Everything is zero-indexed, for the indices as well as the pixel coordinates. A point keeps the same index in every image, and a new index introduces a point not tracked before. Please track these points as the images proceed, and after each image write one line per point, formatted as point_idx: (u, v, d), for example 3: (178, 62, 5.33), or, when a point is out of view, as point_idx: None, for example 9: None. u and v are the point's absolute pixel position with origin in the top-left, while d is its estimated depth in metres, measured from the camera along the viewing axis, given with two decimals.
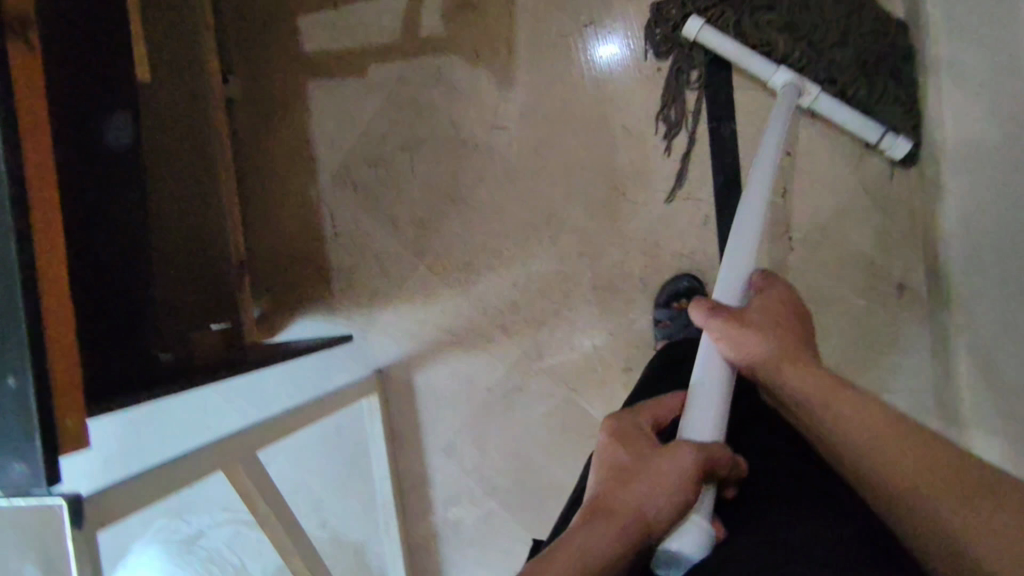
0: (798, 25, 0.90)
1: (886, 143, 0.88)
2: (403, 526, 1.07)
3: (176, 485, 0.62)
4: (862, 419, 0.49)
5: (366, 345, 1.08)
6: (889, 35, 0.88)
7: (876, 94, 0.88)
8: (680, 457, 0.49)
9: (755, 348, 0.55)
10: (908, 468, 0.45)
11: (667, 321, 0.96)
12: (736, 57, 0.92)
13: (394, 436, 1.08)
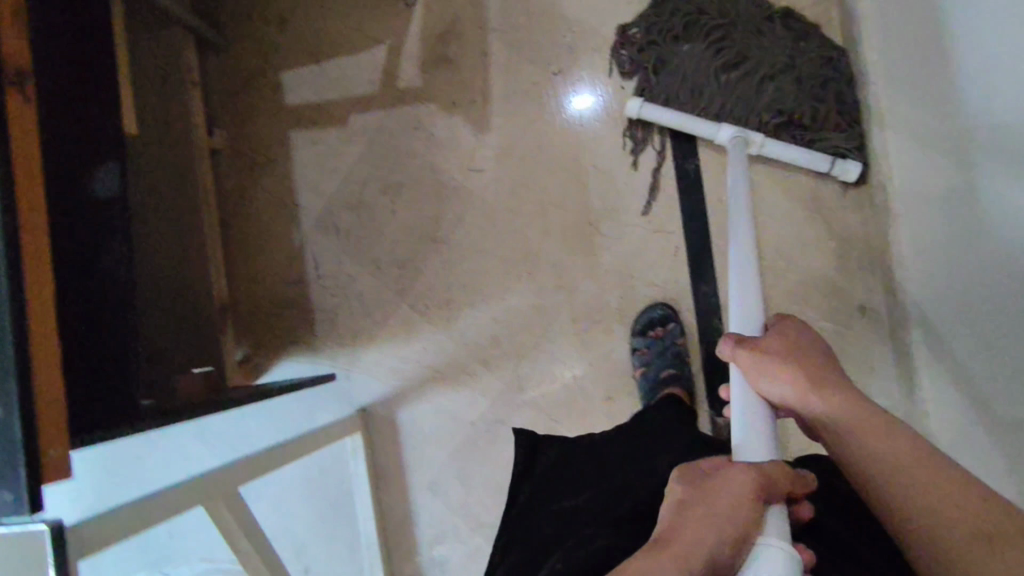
0: (750, 51, 1.00)
1: (837, 170, 0.97)
2: (388, 565, 1.10)
3: (163, 514, 0.66)
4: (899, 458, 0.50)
5: (350, 384, 1.13)
6: (826, 68, 0.98)
7: (820, 117, 0.98)
8: (735, 479, 0.48)
9: (785, 379, 0.54)
10: (942, 511, 0.47)
11: (644, 349, 0.99)
12: (684, 121, 1.00)
13: (378, 473, 1.11)
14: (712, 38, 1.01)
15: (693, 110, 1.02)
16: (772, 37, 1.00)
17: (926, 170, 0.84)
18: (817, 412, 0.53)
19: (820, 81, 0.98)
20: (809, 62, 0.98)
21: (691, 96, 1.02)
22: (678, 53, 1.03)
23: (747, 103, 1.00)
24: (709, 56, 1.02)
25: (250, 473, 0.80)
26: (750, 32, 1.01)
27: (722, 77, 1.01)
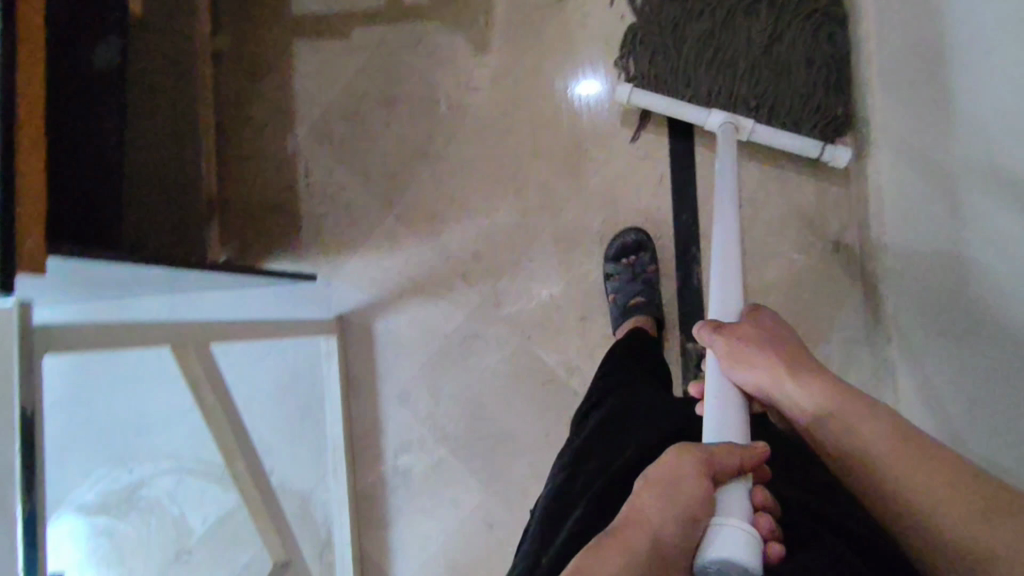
0: (742, 20, 1.01)
1: (826, 154, 0.97)
2: (353, 471, 1.11)
3: (134, 342, 0.67)
4: (874, 433, 0.53)
5: (330, 290, 1.15)
6: (816, 50, 0.98)
7: (809, 88, 0.98)
8: (677, 461, 0.48)
9: (757, 363, 0.59)
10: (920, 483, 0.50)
11: (617, 275, 1.02)
12: (672, 107, 1.00)
13: (350, 381, 1.13)
14: (702, 19, 1.02)
15: (678, 94, 1.03)
16: (764, 18, 1.00)
17: (907, 104, 0.87)
18: (793, 394, 0.58)
19: (808, 65, 0.98)
20: (799, 45, 0.99)
21: (677, 78, 1.03)
22: (670, 35, 1.04)
23: (731, 88, 1.00)
24: (697, 39, 1.02)
25: (221, 336, 0.82)
26: (742, 7, 1.01)
27: (709, 59, 1.02)
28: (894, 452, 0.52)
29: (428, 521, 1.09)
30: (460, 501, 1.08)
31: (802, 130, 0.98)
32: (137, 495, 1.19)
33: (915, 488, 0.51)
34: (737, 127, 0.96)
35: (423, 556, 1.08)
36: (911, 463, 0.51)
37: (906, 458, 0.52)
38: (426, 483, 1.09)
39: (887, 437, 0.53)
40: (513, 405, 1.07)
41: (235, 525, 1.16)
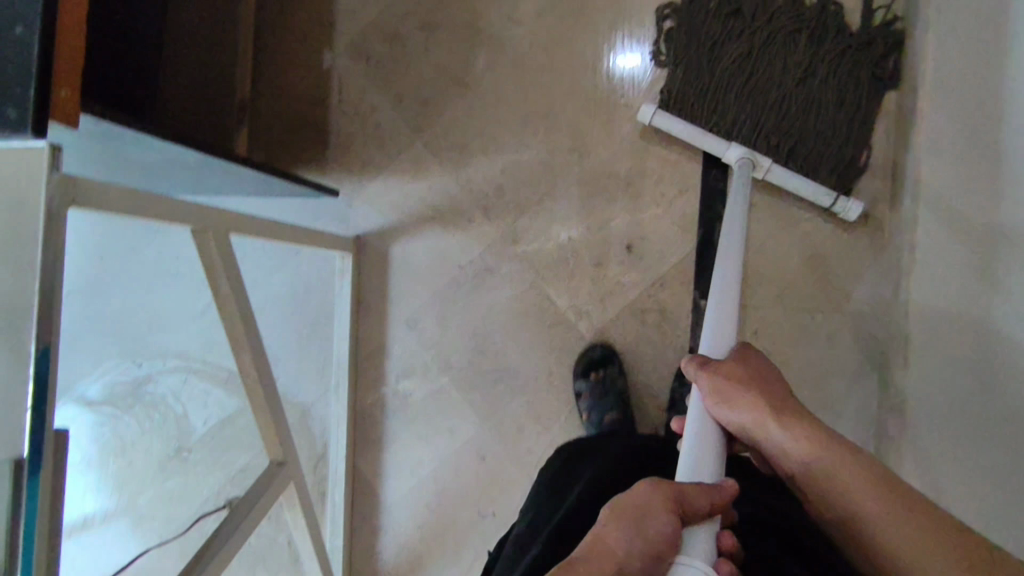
0: (781, 49, 1.00)
1: (838, 204, 0.98)
2: (354, 390, 1.12)
3: (159, 214, 0.68)
4: (864, 486, 0.55)
5: (348, 210, 1.15)
6: (848, 92, 0.99)
7: (833, 132, 0.99)
8: (649, 496, 0.49)
9: (745, 405, 0.59)
10: (914, 540, 0.51)
11: (587, 393, 1.01)
12: (694, 133, 1.01)
13: (361, 301, 1.14)
14: (739, 42, 1.01)
15: (703, 118, 1.02)
16: (802, 51, 1.00)
17: (963, 75, 0.85)
18: (778, 437, 0.59)
19: (837, 107, 0.99)
20: (832, 84, 0.99)
21: (705, 100, 1.02)
22: (706, 51, 1.02)
23: (758, 119, 1.00)
24: (733, 61, 1.01)
25: (241, 229, 0.83)
26: (783, 36, 1.00)
27: (739, 87, 1.01)
28: (880, 501, 0.54)
29: (422, 447, 1.10)
30: (457, 431, 1.09)
31: (819, 174, 0.99)
32: (142, 390, 1.22)
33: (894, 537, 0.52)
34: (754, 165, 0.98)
35: (414, 480, 1.10)
36: (904, 519, 0.52)
37: (898, 513, 0.53)
38: (424, 409, 1.11)
39: (876, 491, 0.54)
40: (518, 342, 1.08)
41: (236, 430, 1.21)
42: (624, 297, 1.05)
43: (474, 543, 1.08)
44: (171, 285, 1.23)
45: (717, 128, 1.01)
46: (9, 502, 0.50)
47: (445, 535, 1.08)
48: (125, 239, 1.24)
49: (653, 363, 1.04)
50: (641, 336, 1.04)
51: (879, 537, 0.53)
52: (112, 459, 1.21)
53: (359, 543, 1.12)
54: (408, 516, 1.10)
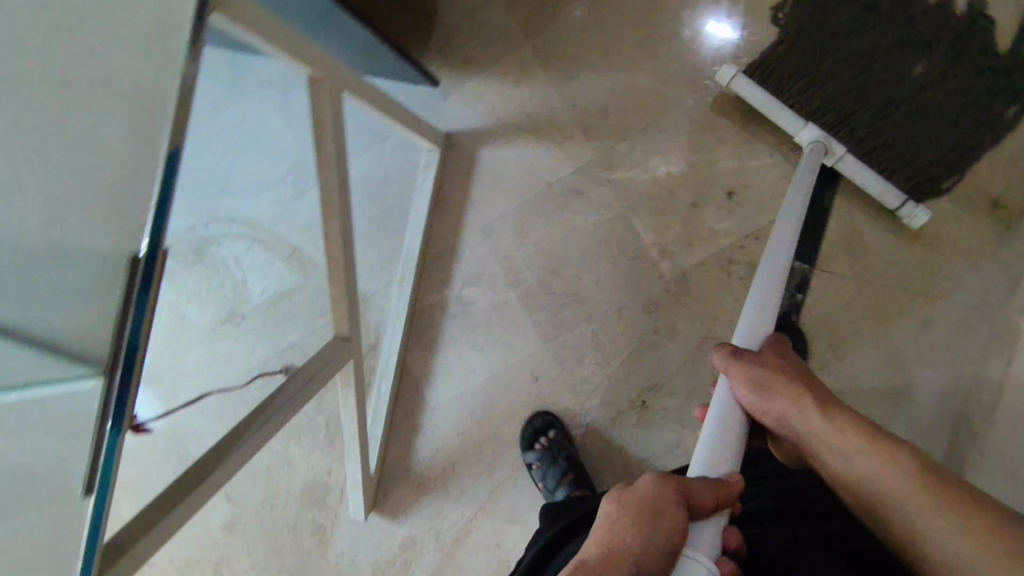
0: (908, 52, 0.95)
1: (905, 211, 0.90)
2: (417, 288, 1.11)
3: (288, 44, 0.65)
4: (883, 466, 0.58)
5: (442, 104, 1.11)
6: (962, 113, 0.94)
7: (929, 147, 0.94)
8: (652, 486, 0.54)
9: (777, 395, 0.64)
10: (924, 516, 0.55)
11: (538, 462, 0.99)
12: (771, 105, 0.94)
13: (439, 201, 1.11)
14: (865, 28, 0.96)
15: (796, 88, 0.95)
16: (929, 58, 0.95)
17: None
18: (812, 425, 0.63)
19: (944, 123, 0.94)
20: (947, 99, 0.94)
21: (806, 72, 0.96)
22: (828, 26, 0.97)
23: (854, 105, 0.94)
24: (851, 45, 0.96)
25: (351, 88, 0.79)
26: (915, 39, 0.95)
27: (848, 70, 0.95)
28: (895, 480, 0.57)
29: (477, 356, 1.09)
30: (515, 348, 1.07)
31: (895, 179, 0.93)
32: (208, 251, 1.22)
33: (923, 517, 0.55)
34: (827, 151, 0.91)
35: (463, 388, 1.09)
36: (916, 496, 0.56)
37: (911, 491, 0.56)
38: (486, 319, 1.08)
39: (894, 471, 0.58)
40: (594, 270, 1.04)
41: (293, 306, 1.19)
42: (714, 243, 1.01)
43: (512, 459, 1.08)
44: (258, 146, 1.22)
45: (805, 104, 0.95)
46: (120, 296, 0.49)
47: (484, 446, 1.09)
48: (221, 90, 1.22)
49: (731, 316, 1.00)
50: (723, 287, 1.01)
51: (894, 514, 0.57)
52: (168, 311, 1.22)
53: (399, 436, 1.13)
54: (449, 422, 1.10)
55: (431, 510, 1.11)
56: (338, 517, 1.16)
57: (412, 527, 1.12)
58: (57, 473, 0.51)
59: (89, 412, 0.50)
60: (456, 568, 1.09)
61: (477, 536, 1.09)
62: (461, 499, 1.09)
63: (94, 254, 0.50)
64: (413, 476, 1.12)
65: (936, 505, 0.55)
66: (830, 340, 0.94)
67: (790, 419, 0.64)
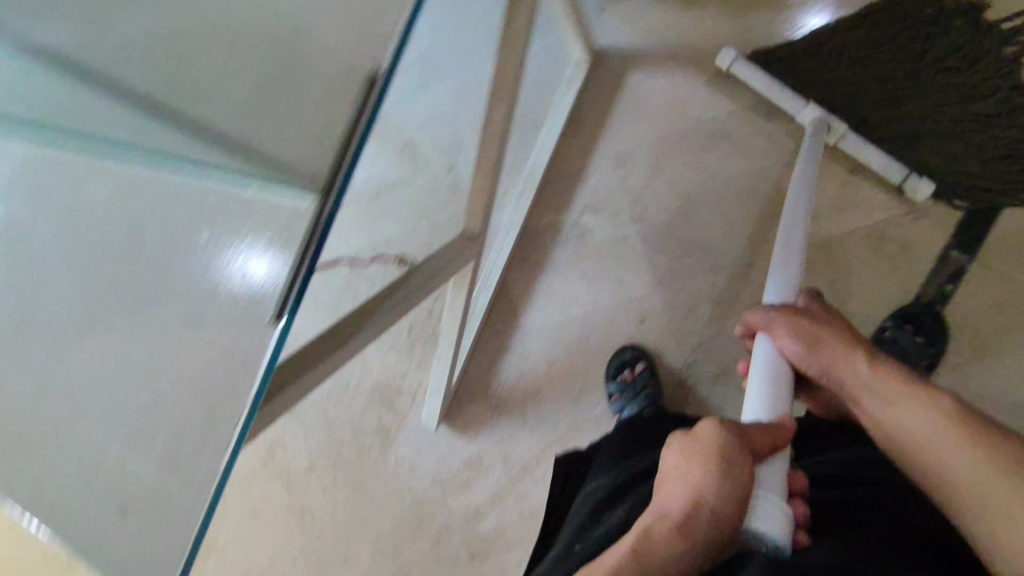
0: (954, 74, 0.94)
1: (910, 181, 0.92)
2: (535, 205, 1.06)
3: None
4: (924, 417, 0.55)
5: (597, 18, 1.07)
6: (1003, 139, 0.92)
7: (954, 164, 0.93)
8: (710, 430, 0.51)
9: (821, 348, 0.61)
10: (968, 471, 0.51)
11: (617, 394, 0.98)
12: (771, 91, 0.98)
13: (575, 117, 1.06)
14: (923, 40, 0.95)
15: (818, 81, 0.99)
16: (975, 83, 0.93)
17: None
18: (852, 374, 0.60)
19: (980, 150, 0.93)
20: (989, 129, 0.92)
21: (839, 67, 0.98)
22: (873, 37, 0.97)
23: (880, 115, 0.96)
24: (894, 58, 0.96)
25: None
26: (965, 62, 0.94)
27: (886, 76, 0.96)
28: (940, 432, 0.53)
29: (585, 287, 1.05)
30: (625, 285, 1.03)
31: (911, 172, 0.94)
32: None
33: (944, 456, 0.52)
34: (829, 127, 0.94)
35: (562, 315, 1.06)
36: (960, 450, 0.52)
37: (955, 444, 0.52)
38: (602, 250, 1.04)
39: (937, 423, 0.54)
40: (728, 218, 1.00)
41: (397, 200, 1.13)
42: (865, 215, 0.96)
43: (598, 398, 1.05)
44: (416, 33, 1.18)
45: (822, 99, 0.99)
46: (353, 114, 0.46)
47: (573, 379, 1.06)
48: None
49: (870, 294, 0.93)
50: (867, 263, 0.94)
51: (937, 470, 0.52)
52: None
53: (486, 351, 1.10)
54: (541, 349, 1.07)
55: (503, 433, 1.09)
56: (406, 422, 1.15)
57: (481, 446, 1.10)
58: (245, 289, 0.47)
59: (296, 224, 0.46)
60: (519, 494, 1.08)
61: (547, 468, 1.07)
62: (538, 428, 1.07)
63: (335, 77, 0.48)
64: (491, 396, 1.10)
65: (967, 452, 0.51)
66: (972, 337, 0.89)
67: (835, 372, 0.61)
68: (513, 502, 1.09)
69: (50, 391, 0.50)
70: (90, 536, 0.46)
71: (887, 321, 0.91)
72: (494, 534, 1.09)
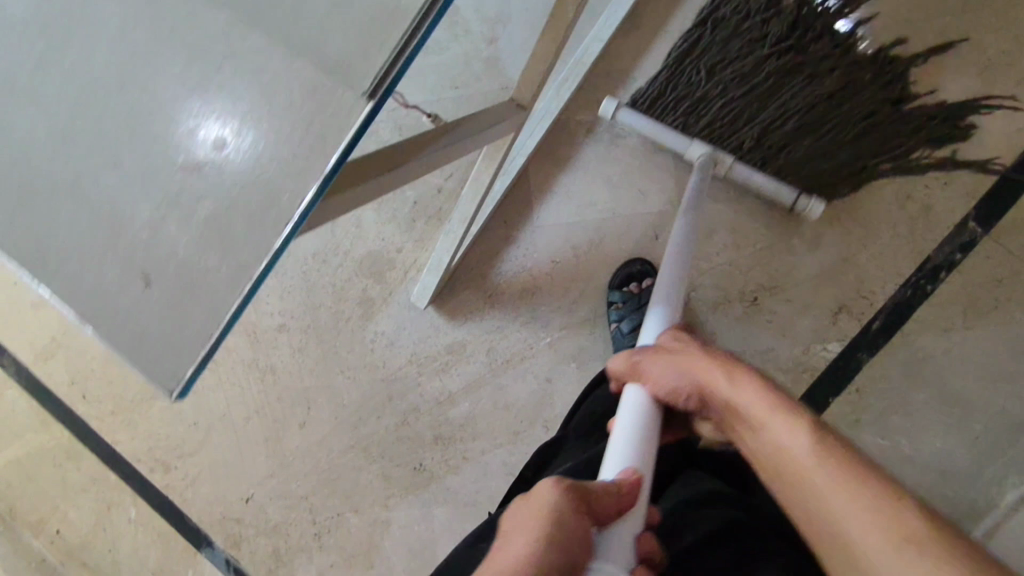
0: (794, 67, 0.96)
1: (800, 205, 0.95)
2: (572, 100, 1.05)
3: None
4: (787, 448, 0.48)
5: None
6: (867, 121, 0.95)
7: (837, 156, 0.96)
8: (545, 491, 0.43)
9: (687, 377, 0.56)
10: (834, 511, 0.44)
11: (620, 303, 1.00)
12: (657, 132, 0.99)
13: (632, 19, 1.03)
14: (759, 34, 0.97)
15: (691, 98, 0.99)
16: (821, 80, 0.96)
17: None
18: (721, 396, 0.54)
19: (851, 145, 0.96)
20: (847, 114, 0.96)
21: (702, 82, 0.99)
22: (714, 58, 0.99)
23: (758, 131, 0.97)
24: (739, 79, 0.98)
25: None
26: (797, 55, 0.96)
27: (744, 83, 0.98)
28: (804, 465, 0.47)
29: (604, 193, 1.05)
30: (647, 198, 1.04)
31: (794, 179, 0.97)
32: None
33: (816, 499, 0.46)
34: (715, 162, 0.95)
35: (574, 217, 1.06)
36: (826, 488, 0.45)
37: (821, 480, 0.46)
38: (630, 158, 1.04)
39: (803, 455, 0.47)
40: None
41: (428, 64, 1.08)
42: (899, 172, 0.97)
43: (596, 305, 1.05)
44: None
45: (700, 120, 0.99)
46: None
47: (574, 283, 1.05)
48: None
49: (880, 248, 0.97)
50: (889, 217, 0.97)
51: (809, 514, 0.46)
52: None
53: (489, 238, 1.07)
54: (549, 245, 1.06)
55: (493, 324, 1.07)
56: (392, 296, 1.11)
57: (466, 333, 1.08)
58: (327, 87, 0.43)
59: None
60: (496, 386, 1.07)
61: (531, 365, 1.06)
62: (529, 324, 1.06)
63: None
64: (487, 286, 1.07)
65: (850, 489, 0.44)
66: (965, 303, 0.94)
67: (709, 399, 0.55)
68: (488, 393, 1.08)
69: (83, 133, 0.47)
70: (152, 279, 0.46)
71: (881, 310, 0.96)
72: (464, 421, 1.08)
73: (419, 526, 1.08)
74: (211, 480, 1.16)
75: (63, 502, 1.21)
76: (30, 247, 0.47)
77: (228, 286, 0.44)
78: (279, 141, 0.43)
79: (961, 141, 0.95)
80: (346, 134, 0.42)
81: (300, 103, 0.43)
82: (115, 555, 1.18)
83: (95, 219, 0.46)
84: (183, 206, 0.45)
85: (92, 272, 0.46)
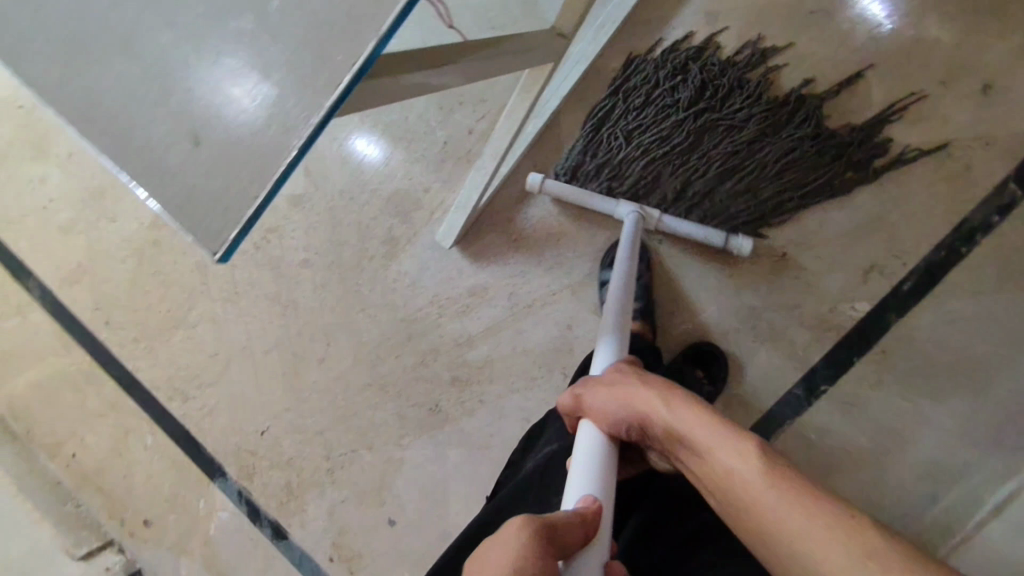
0: (710, 113, 0.99)
1: (730, 246, 0.98)
2: (608, 46, 1.04)
3: None
4: (737, 471, 0.47)
5: None
6: (789, 166, 0.98)
7: (766, 199, 0.99)
8: (510, 538, 0.40)
9: (630, 408, 0.54)
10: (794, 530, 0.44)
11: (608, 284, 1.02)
12: (582, 197, 1.01)
13: None
14: (672, 96, 1.00)
15: (612, 162, 1.02)
16: (738, 131, 0.99)
17: None
18: (665, 428, 0.52)
19: (778, 189, 0.99)
20: (768, 161, 0.98)
21: (624, 143, 1.02)
22: (631, 116, 1.02)
23: (685, 179, 1.00)
24: (657, 135, 1.01)
25: None
26: (714, 104, 0.99)
27: (665, 143, 1.01)
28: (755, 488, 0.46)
29: None
30: None
31: (718, 225, 1.00)
32: None
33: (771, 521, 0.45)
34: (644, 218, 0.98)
35: None
36: (781, 508, 0.45)
37: (774, 500, 0.45)
38: None
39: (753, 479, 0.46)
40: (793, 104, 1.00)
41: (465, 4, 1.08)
42: (940, 131, 0.95)
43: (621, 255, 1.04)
44: None
45: (625, 182, 1.02)
46: None
47: (600, 231, 1.05)
48: None
49: (915, 208, 0.96)
50: (926, 177, 0.96)
51: (766, 536, 0.45)
52: None
53: (518, 183, 1.08)
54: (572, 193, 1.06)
55: (516, 268, 1.07)
56: (416, 236, 1.11)
57: (489, 276, 1.08)
58: (325, 30, 0.44)
59: None
60: (517, 331, 1.07)
61: (552, 311, 1.06)
62: (553, 270, 1.06)
63: None
64: (514, 228, 1.07)
65: (808, 514, 0.44)
66: (1000, 265, 0.93)
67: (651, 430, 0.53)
68: (507, 337, 1.07)
69: None
70: (200, 138, 0.46)
71: (913, 271, 0.96)
72: (482, 364, 1.08)
73: (432, 466, 1.09)
74: (227, 411, 1.17)
75: (80, 426, 1.22)
76: (75, 107, 0.48)
77: (277, 144, 0.44)
78: (256, 119, 0.45)
79: (888, 158, 0.97)
80: (335, 90, 0.43)
81: (325, 9, 0.44)
82: (128, 480, 1.19)
83: (145, 76, 0.47)
84: (233, 67, 0.45)
85: (144, 130, 0.47)
